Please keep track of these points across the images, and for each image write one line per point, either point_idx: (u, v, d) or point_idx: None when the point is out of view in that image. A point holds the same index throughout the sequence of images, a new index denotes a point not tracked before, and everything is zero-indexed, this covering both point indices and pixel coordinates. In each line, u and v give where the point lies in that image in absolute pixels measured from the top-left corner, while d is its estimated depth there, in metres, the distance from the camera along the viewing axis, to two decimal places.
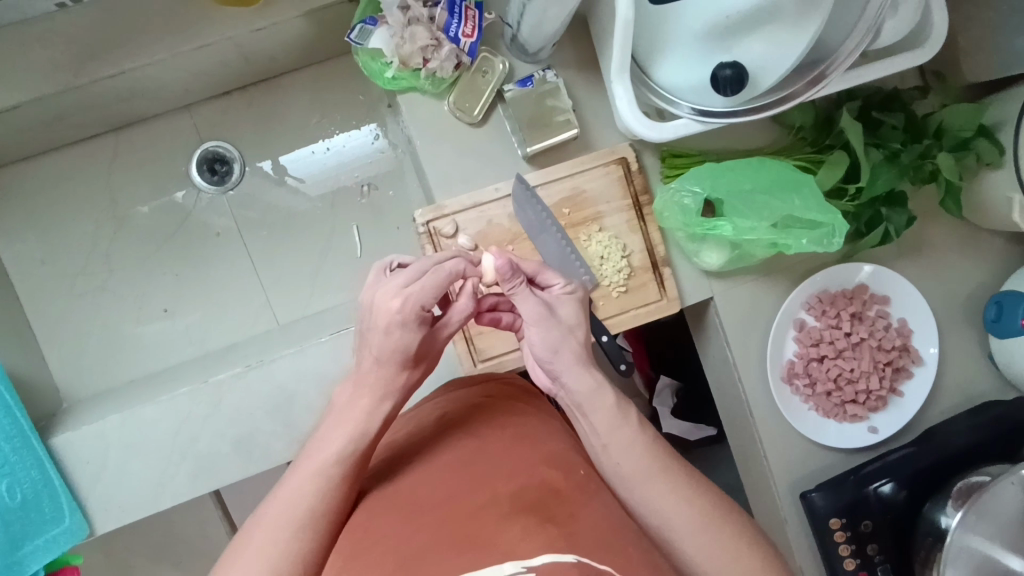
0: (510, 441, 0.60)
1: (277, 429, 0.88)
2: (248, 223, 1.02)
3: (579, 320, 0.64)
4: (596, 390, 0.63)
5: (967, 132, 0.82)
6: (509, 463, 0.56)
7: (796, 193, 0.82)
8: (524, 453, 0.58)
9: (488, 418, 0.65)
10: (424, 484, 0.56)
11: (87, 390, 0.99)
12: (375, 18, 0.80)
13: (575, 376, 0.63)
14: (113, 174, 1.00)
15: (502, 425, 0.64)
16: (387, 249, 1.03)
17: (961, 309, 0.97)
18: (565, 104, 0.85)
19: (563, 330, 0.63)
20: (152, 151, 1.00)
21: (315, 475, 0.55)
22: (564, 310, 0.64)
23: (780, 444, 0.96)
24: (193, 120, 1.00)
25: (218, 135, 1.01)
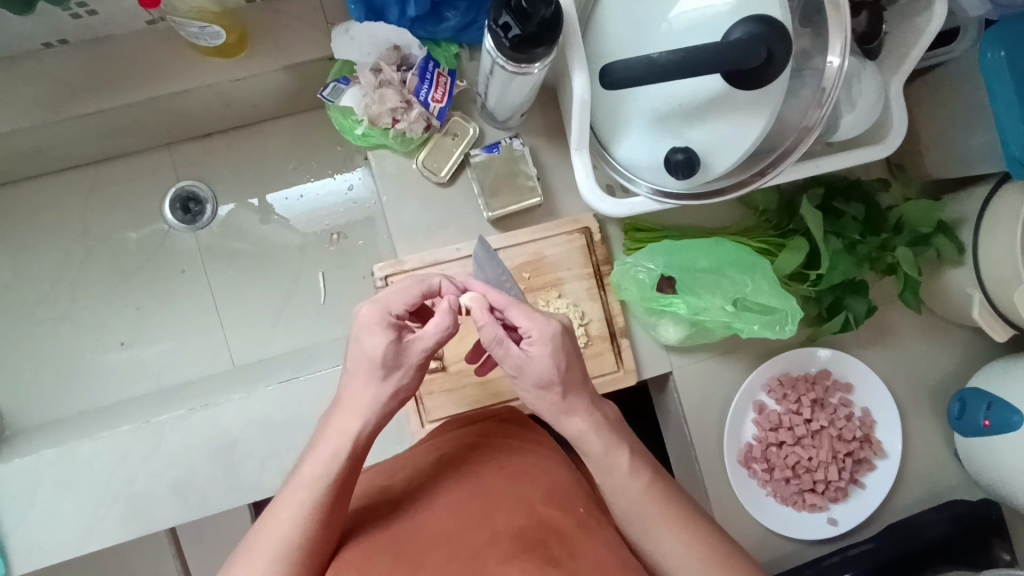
0: (507, 477, 0.61)
1: (215, 476, 0.85)
2: (216, 261, 1.02)
3: (554, 373, 0.60)
4: (595, 424, 0.63)
5: (925, 228, 0.83)
6: (508, 503, 0.58)
7: (752, 277, 0.82)
8: (522, 491, 0.60)
9: (485, 448, 0.66)
10: (425, 519, 0.58)
11: (33, 420, 0.97)
12: (349, 78, 0.83)
13: (579, 420, 0.63)
14: (87, 205, 1.00)
15: (499, 457, 0.65)
16: (352, 297, 1.03)
17: (925, 401, 0.95)
18: (530, 171, 0.86)
19: (540, 383, 0.61)
20: (128, 185, 1.01)
21: (310, 510, 0.56)
22: (536, 367, 0.60)
23: (738, 529, 0.92)
24: (172, 158, 1.02)
25: (195, 174, 1.02)
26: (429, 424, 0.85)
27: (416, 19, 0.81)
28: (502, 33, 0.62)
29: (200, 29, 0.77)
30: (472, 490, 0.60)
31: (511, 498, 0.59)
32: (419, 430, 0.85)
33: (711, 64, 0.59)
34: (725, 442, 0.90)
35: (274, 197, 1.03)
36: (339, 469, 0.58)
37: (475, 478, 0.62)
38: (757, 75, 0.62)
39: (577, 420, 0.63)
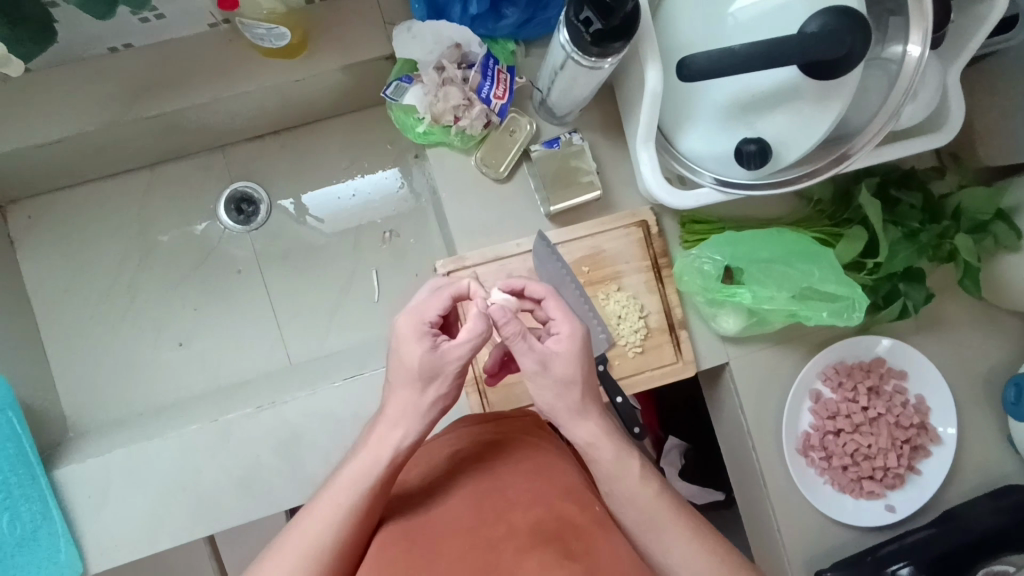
0: (522, 473, 0.60)
1: (282, 472, 0.86)
2: (269, 261, 1.03)
3: (575, 374, 0.59)
4: (604, 431, 0.61)
5: (984, 215, 0.83)
6: (523, 496, 0.57)
7: (815, 266, 0.83)
8: (538, 485, 0.58)
9: (497, 445, 0.65)
10: (438, 513, 0.57)
11: (96, 420, 0.98)
12: (411, 76, 0.83)
13: (584, 429, 0.60)
14: (143, 206, 1.02)
15: (514, 454, 0.64)
16: (405, 295, 1.04)
17: (979, 389, 0.96)
18: (589, 166, 0.87)
19: (560, 380, 0.59)
20: (183, 187, 1.02)
21: (329, 515, 0.55)
22: (558, 363, 0.58)
23: (795, 517, 0.93)
24: (226, 160, 1.03)
25: (249, 175, 1.03)
26: None
27: (477, 16, 0.82)
28: (583, 28, 0.63)
29: (268, 30, 0.78)
30: (485, 484, 0.59)
31: (526, 491, 0.57)
32: None
33: (792, 55, 0.60)
34: (783, 431, 0.91)
35: (305, 198, 1.04)
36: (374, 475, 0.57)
37: (489, 473, 0.60)
38: (831, 66, 0.63)
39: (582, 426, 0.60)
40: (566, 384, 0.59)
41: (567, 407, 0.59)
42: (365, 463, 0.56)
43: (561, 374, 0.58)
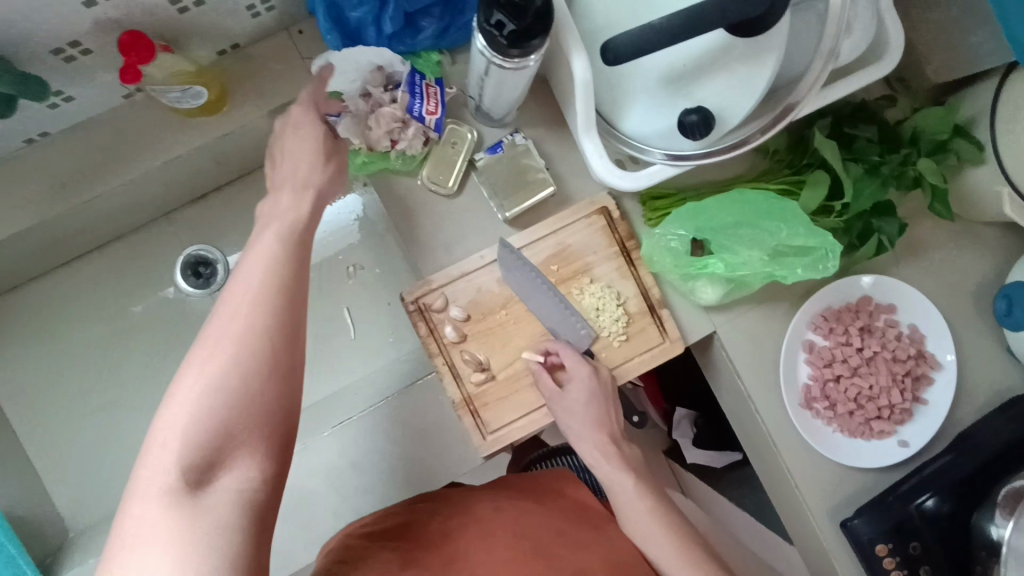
0: (567, 543, 0.71)
1: (294, 531, 0.83)
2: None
3: (589, 395, 0.82)
4: (604, 448, 0.82)
5: (942, 135, 0.82)
6: (569, 563, 0.68)
7: (782, 221, 0.81)
8: (581, 555, 0.70)
9: (542, 511, 0.76)
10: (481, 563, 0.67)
11: (97, 515, 0.96)
12: (337, 109, 0.80)
13: (596, 440, 0.82)
14: (100, 292, 0.99)
15: (556, 521, 0.75)
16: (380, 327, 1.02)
17: (969, 307, 0.95)
18: (539, 163, 0.85)
19: (582, 403, 0.82)
20: (136, 263, 1.00)
21: (253, 333, 0.54)
22: (577, 387, 0.82)
23: (811, 471, 0.92)
24: (173, 228, 1.01)
25: (200, 239, 1.01)
26: (491, 435, 0.84)
27: (393, 35, 0.80)
28: (496, 32, 0.61)
29: (183, 92, 0.76)
30: (532, 544, 0.70)
31: (572, 560, 0.68)
32: (482, 443, 0.83)
33: (713, 21, 0.58)
34: (783, 389, 0.90)
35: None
36: (270, 287, 0.56)
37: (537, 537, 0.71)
38: (754, 23, 0.61)
39: (597, 437, 0.82)
40: (597, 404, 0.82)
41: (589, 415, 0.82)
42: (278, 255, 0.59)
43: (597, 395, 0.82)
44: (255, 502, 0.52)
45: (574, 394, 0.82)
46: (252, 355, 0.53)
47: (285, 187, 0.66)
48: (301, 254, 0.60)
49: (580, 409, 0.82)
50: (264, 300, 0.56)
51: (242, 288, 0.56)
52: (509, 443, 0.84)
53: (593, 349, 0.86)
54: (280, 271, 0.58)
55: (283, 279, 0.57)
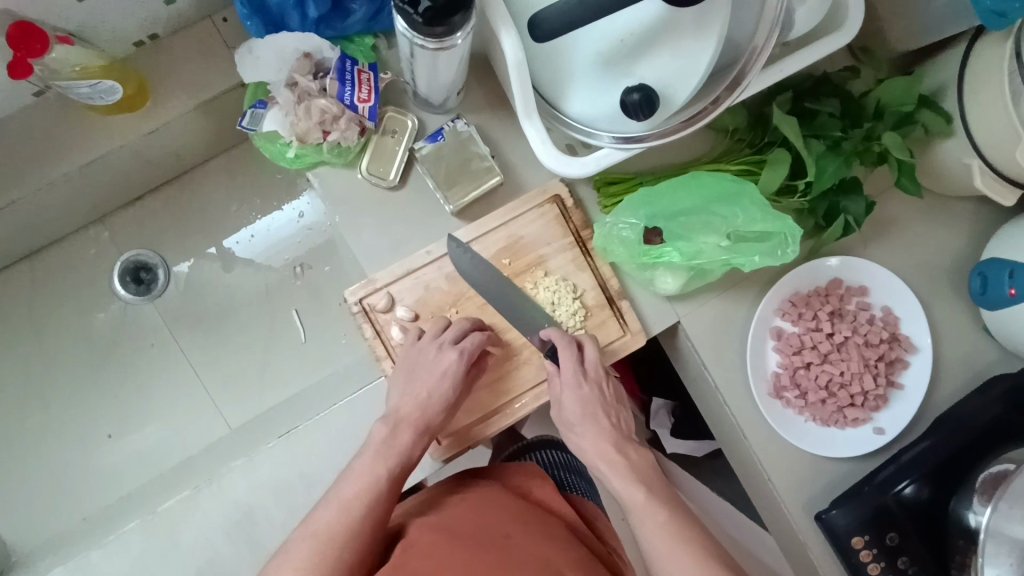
0: (528, 539, 0.69)
1: (242, 551, 0.78)
2: (182, 328, 0.99)
3: (581, 417, 0.76)
4: (612, 461, 0.74)
5: (907, 106, 0.77)
6: (527, 559, 0.65)
7: (738, 205, 0.77)
8: (542, 547, 0.68)
9: (506, 510, 0.74)
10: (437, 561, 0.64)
11: (40, 537, 0.93)
12: (265, 101, 0.76)
13: (602, 451, 0.74)
14: (38, 303, 0.97)
15: (521, 520, 0.73)
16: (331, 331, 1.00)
17: (943, 285, 0.91)
18: (484, 151, 0.80)
19: (574, 419, 0.76)
20: (73, 274, 0.97)
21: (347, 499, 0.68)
22: (570, 405, 0.76)
23: (783, 461, 0.88)
24: (108, 232, 0.98)
25: (136, 243, 0.98)
26: (445, 440, 0.80)
27: (320, 19, 0.75)
28: (412, 11, 0.57)
29: (92, 87, 0.70)
30: (502, 538, 0.69)
31: (531, 552, 0.67)
32: (437, 451, 0.80)
33: None
34: (751, 378, 0.86)
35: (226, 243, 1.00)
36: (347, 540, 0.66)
37: (497, 533, 0.69)
38: None
39: (601, 449, 0.75)
40: (595, 417, 0.76)
41: (594, 428, 0.76)
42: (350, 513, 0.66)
43: (592, 407, 0.76)
44: None
45: (569, 411, 0.76)
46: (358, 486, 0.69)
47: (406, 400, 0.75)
48: (389, 496, 0.70)
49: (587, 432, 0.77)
50: (326, 543, 0.65)
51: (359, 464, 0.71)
52: (464, 448, 0.81)
53: None
54: (355, 511, 0.67)
55: (356, 502, 0.68)
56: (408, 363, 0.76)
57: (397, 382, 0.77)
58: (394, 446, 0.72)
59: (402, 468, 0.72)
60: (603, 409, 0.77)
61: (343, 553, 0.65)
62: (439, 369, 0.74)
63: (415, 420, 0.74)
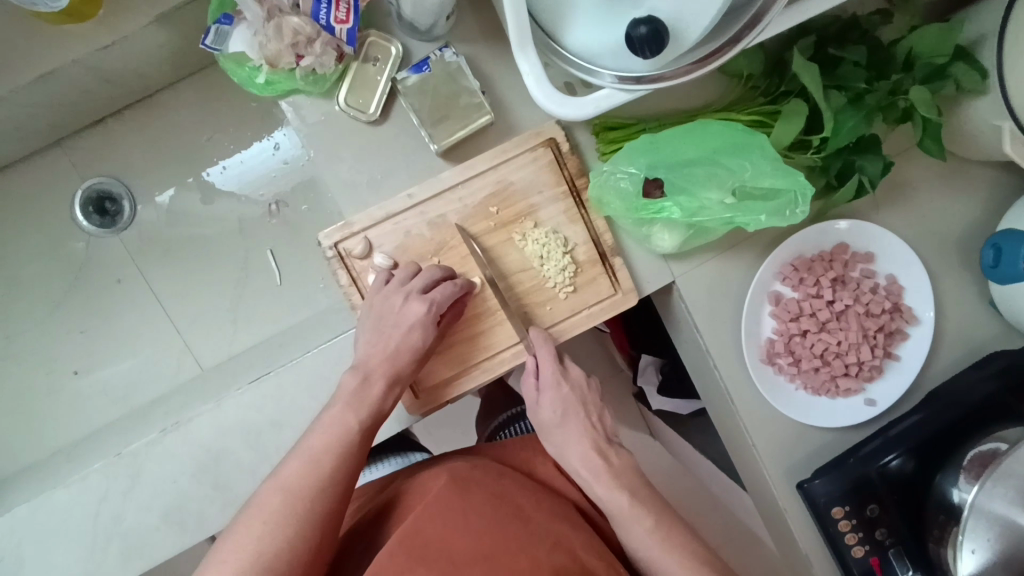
0: (543, 514, 0.69)
1: (209, 492, 0.76)
2: (149, 260, 1.04)
3: (559, 413, 0.77)
4: (595, 467, 0.74)
5: (941, 59, 0.70)
6: (546, 535, 0.65)
7: (747, 159, 0.72)
8: (558, 526, 0.68)
9: (515, 482, 0.74)
10: (457, 527, 0.63)
11: (26, 459, 0.98)
12: (231, 17, 0.69)
13: (580, 447, 0.76)
14: (15, 229, 1.01)
15: (531, 493, 0.73)
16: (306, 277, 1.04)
17: (951, 254, 0.86)
18: (472, 85, 0.73)
19: (554, 416, 0.77)
20: (51, 201, 1.01)
21: (320, 454, 0.64)
22: (546, 406, 0.77)
23: (768, 428, 0.86)
24: (70, 158, 1.00)
25: (98, 171, 1.01)
26: (424, 394, 0.77)
27: None
28: None
29: None
30: (507, 510, 0.67)
31: (547, 530, 0.66)
32: (412, 402, 0.77)
33: None
34: (744, 344, 0.82)
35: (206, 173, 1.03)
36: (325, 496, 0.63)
37: (513, 504, 0.69)
38: None
39: (584, 455, 0.75)
40: (573, 420, 0.77)
41: (572, 425, 0.77)
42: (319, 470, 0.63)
43: (571, 409, 0.77)
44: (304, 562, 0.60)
45: (547, 413, 0.77)
46: (335, 440, 0.66)
47: (372, 346, 0.71)
48: (359, 445, 0.67)
49: (564, 438, 0.77)
50: (296, 496, 0.62)
51: (334, 413, 0.67)
52: (445, 402, 0.78)
53: (536, 301, 0.78)
54: (325, 463, 0.64)
55: (326, 455, 0.65)
56: (375, 312, 0.71)
57: (365, 326, 0.72)
58: (366, 396, 0.69)
59: (374, 420, 0.69)
60: (581, 416, 0.77)
61: (318, 504, 0.62)
62: (407, 322, 0.69)
63: (387, 371, 0.70)
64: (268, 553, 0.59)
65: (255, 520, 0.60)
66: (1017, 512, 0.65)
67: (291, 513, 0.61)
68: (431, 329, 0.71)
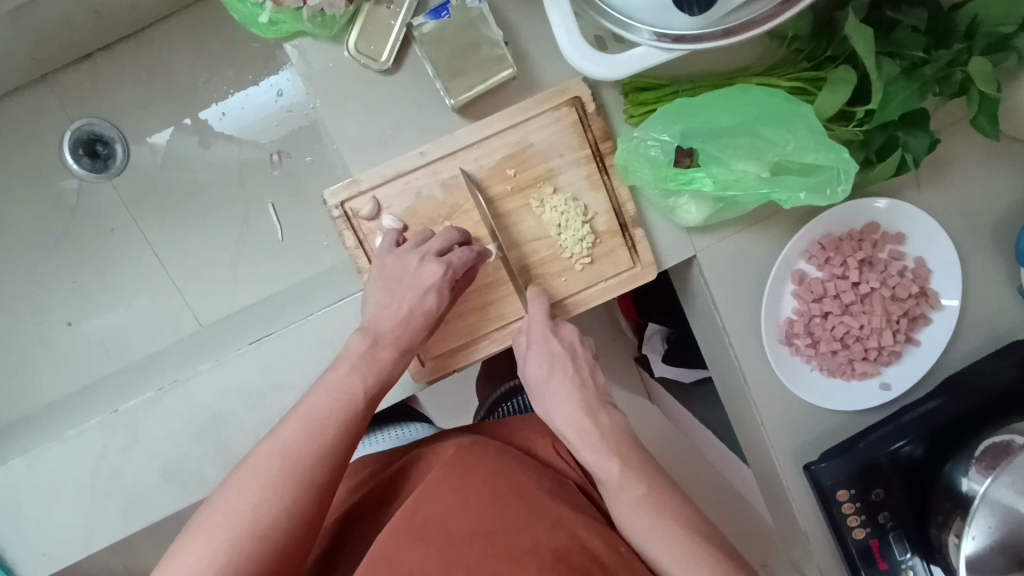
0: (543, 493, 0.67)
1: (208, 454, 0.74)
2: (143, 207, 1.00)
3: (546, 370, 0.69)
4: (583, 430, 0.67)
5: (1008, 29, 0.64)
6: (546, 514, 0.63)
7: (788, 131, 0.68)
8: (558, 505, 0.66)
9: (516, 461, 0.72)
10: (455, 509, 0.62)
11: (22, 405, 0.97)
12: None
13: (574, 419, 0.68)
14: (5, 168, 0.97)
15: (533, 472, 0.71)
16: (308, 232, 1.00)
17: (986, 237, 0.82)
18: (495, 35, 0.68)
19: (541, 373, 0.69)
20: (44, 141, 0.97)
21: (317, 422, 0.61)
22: (533, 364, 0.70)
23: (782, 412, 0.83)
24: (56, 95, 0.96)
25: (89, 110, 0.96)
26: (433, 362, 0.74)
27: None
28: None
29: None
30: (506, 488, 0.66)
31: (549, 509, 0.64)
32: (419, 369, 0.74)
33: None
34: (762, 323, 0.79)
35: (203, 115, 0.99)
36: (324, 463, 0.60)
37: (514, 483, 0.67)
38: None
39: (575, 421, 0.67)
40: (560, 376, 0.69)
41: (558, 381, 0.69)
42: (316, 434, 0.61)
43: (559, 366, 0.69)
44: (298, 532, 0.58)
45: (532, 373, 0.70)
46: (335, 405, 0.63)
47: (378, 312, 0.67)
48: (363, 412, 0.64)
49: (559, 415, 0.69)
50: (296, 463, 0.59)
51: (334, 377, 0.64)
52: (453, 372, 0.75)
53: (551, 271, 0.74)
54: (328, 430, 0.61)
55: (329, 422, 0.62)
56: (385, 275, 0.67)
57: (374, 288, 0.68)
58: (375, 361, 0.66)
59: (380, 385, 0.66)
60: (574, 387, 0.69)
61: (315, 472, 0.60)
62: (422, 285, 0.66)
63: (397, 335, 0.67)
64: (263, 522, 0.56)
65: (247, 484, 0.57)
66: (1021, 500, 0.65)
67: (289, 481, 0.58)
68: (447, 294, 0.67)
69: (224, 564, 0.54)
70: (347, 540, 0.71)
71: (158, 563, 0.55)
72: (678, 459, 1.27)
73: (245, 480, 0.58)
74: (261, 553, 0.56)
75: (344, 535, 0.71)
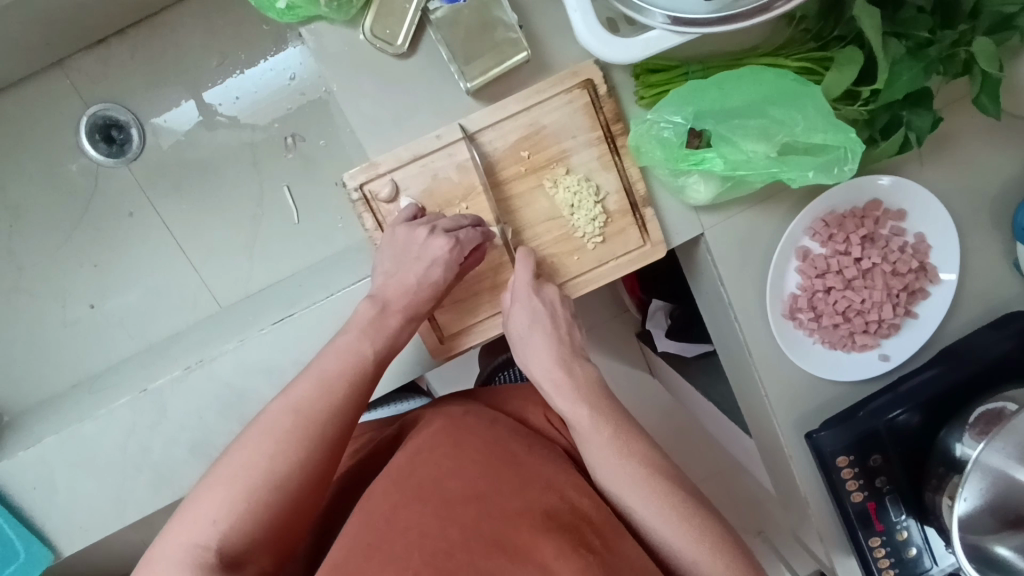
0: (533, 459, 0.68)
1: (235, 428, 0.77)
2: (158, 190, 1.01)
3: (531, 322, 0.72)
4: (558, 381, 0.71)
5: (1013, 7, 0.65)
6: (537, 480, 0.65)
7: (798, 111, 0.69)
8: (548, 469, 0.67)
9: (507, 429, 0.73)
10: (450, 473, 0.64)
11: (46, 389, 0.99)
12: None
13: (570, 402, 0.69)
14: (16, 153, 0.98)
15: (523, 438, 0.72)
16: (324, 214, 1.02)
17: (984, 211, 0.84)
18: (510, 18, 0.69)
19: (526, 325, 0.72)
20: (56, 126, 0.98)
21: (328, 381, 0.64)
22: (517, 318, 0.73)
23: (782, 379, 0.85)
24: (69, 80, 0.97)
25: (102, 95, 0.97)
26: (449, 340, 0.77)
27: None
28: None
29: None
30: (499, 454, 0.67)
31: (542, 473, 0.66)
32: (437, 347, 0.76)
33: None
34: (769, 299, 0.82)
35: (210, 98, 1.00)
36: (330, 409, 0.63)
37: (506, 450, 0.68)
38: None
39: (551, 370, 0.71)
40: (546, 337, 0.72)
41: (541, 332, 0.72)
42: (330, 398, 0.63)
43: (541, 321, 0.72)
44: (312, 478, 0.61)
45: (516, 327, 0.72)
46: (342, 360, 0.65)
47: (390, 287, 0.70)
48: (371, 376, 0.67)
49: (557, 400, 0.70)
50: (307, 419, 0.62)
51: (347, 342, 0.66)
52: (468, 348, 0.77)
53: (564, 250, 0.76)
54: (338, 390, 0.64)
55: (340, 385, 0.64)
56: (395, 245, 0.70)
57: (386, 257, 0.70)
58: (383, 327, 0.68)
59: (389, 350, 0.68)
60: (560, 359, 0.72)
61: (326, 429, 0.62)
62: (429, 258, 0.68)
63: (405, 304, 0.70)
64: (278, 472, 0.59)
65: (257, 441, 0.60)
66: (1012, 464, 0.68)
67: (300, 435, 0.61)
68: (453, 269, 0.69)
69: (241, 510, 0.57)
70: (348, 503, 0.74)
71: (180, 507, 0.58)
72: (680, 431, 1.31)
73: (257, 433, 0.60)
74: (277, 500, 0.58)
75: (347, 503, 0.74)
